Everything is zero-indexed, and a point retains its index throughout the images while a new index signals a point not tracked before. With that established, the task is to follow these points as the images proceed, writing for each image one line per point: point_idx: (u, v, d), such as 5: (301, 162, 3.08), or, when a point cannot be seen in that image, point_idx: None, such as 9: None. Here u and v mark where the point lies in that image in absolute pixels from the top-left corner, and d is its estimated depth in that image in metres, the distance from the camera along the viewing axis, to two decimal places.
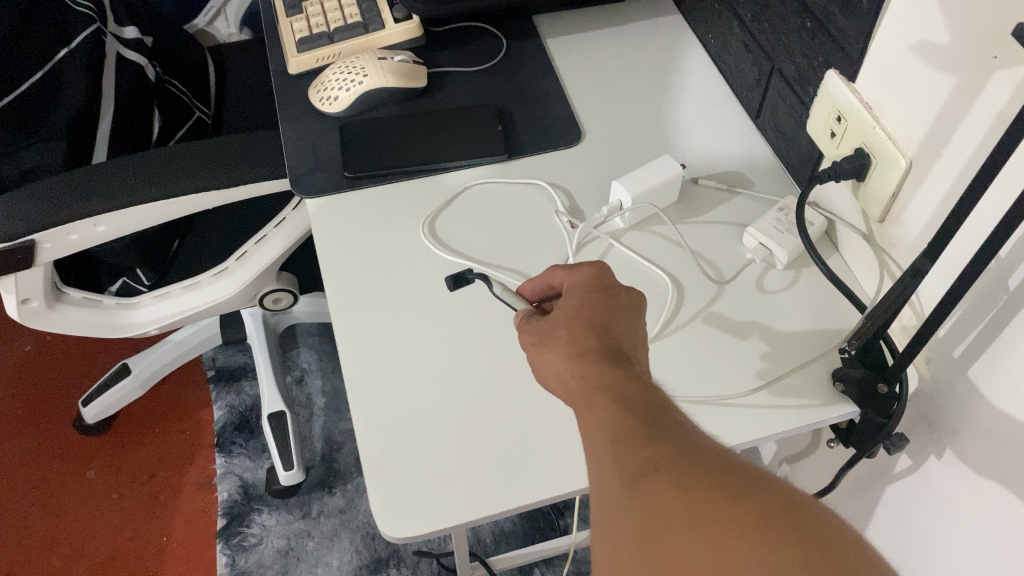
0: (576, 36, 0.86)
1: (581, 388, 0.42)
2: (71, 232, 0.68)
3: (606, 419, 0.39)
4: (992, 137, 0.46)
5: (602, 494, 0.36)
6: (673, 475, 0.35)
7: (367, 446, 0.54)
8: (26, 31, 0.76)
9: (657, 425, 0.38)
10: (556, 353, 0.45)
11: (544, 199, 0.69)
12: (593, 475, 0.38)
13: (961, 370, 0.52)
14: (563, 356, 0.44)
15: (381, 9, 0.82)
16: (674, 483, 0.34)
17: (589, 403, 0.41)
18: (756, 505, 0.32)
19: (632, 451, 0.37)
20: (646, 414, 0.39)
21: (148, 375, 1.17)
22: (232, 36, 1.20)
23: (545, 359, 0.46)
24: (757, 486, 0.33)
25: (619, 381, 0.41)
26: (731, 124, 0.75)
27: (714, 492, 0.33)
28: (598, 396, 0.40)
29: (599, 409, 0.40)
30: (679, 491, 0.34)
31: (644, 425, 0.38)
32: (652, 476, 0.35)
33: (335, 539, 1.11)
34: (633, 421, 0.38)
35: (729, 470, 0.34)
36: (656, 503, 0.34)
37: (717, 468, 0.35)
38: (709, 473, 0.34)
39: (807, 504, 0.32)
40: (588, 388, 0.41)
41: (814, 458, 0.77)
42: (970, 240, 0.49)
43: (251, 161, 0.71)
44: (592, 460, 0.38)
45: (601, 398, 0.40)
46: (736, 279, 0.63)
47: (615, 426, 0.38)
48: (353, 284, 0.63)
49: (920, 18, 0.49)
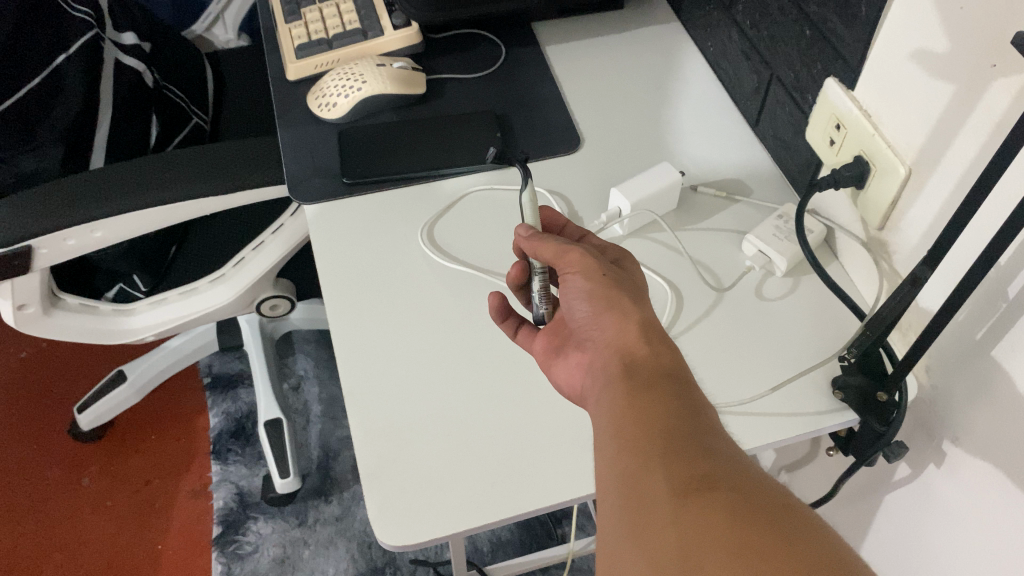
0: (575, 43, 0.86)
1: (647, 366, 0.43)
2: (69, 237, 0.68)
3: (664, 419, 0.39)
4: (990, 146, 0.46)
5: (639, 494, 0.36)
6: (722, 496, 0.34)
7: (364, 453, 0.54)
8: (23, 38, 0.75)
9: (708, 440, 0.38)
10: (633, 313, 0.46)
11: (543, 206, 0.69)
12: (629, 468, 0.37)
13: (961, 377, 0.52)
14: (638, 324, 0.45)
15: (380, 16, 0.82)
16: (723, 504, 0.34)
17: (648, 386, 0.41)
18: (806, 551, 0.31)
19: (682, 463, 0.36)
20: (703, 430, 0.38)
21: (144, 382, 1.16)
22: (231, 43, 1.20)
23: (603, 320, 0.46)
24: (806, 529, 0.32)
25: (683, 383, 0.42)
26: (731, 131, 0.75)
27: (765, 525, 0.32)
28: (662, 384, 0.41)
29: (656, 399, 0.40)
30: (727, 514, 0.33)
31: (696, 439, 0.38)
32: (698, 495, 0.34)
33: (332, 547, 1.10)
34: (684, 431, 0.38)
35: (776, 503, 0.34)
36: (697, 523, 0.33)
37: (765, 499, 0.34)
38: (760, 502, 0.34)
39: (847, 556, 0.31)
40: (659, 367, 0.42)
41: (814, 465, 0.77)
42: (968, 248, 0.49)
43: (250, 167, 0.71)
44: (629, 453, 0.38)
45: (662, 387, 0.41)
46: (735, 287, 0.63)
47: (665, 429, 0.38)
48: (351, 290, 0.63)
49: (918, 26, 0.49)
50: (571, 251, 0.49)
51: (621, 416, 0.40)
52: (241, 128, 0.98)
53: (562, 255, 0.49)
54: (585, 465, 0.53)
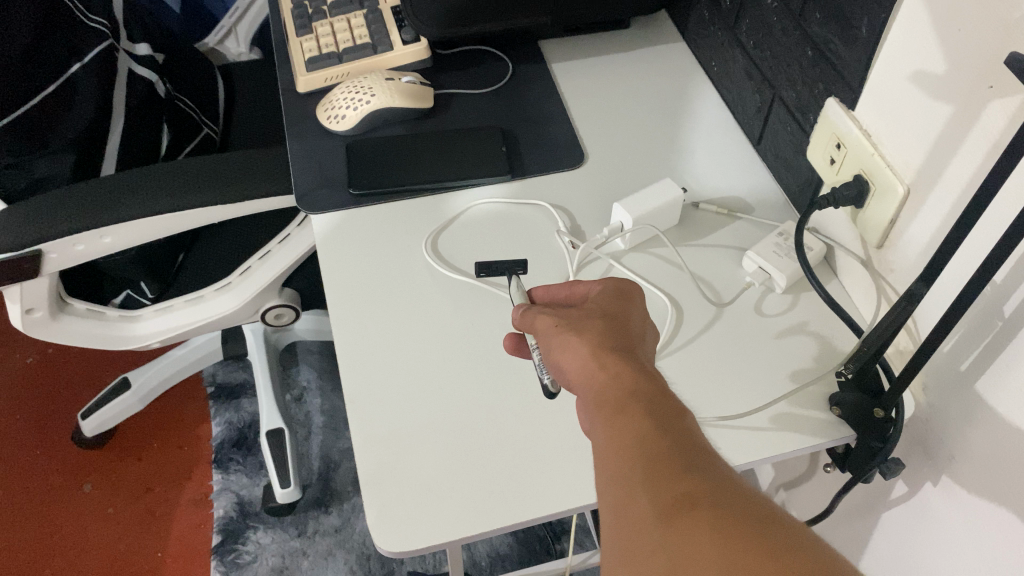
0: (581, 61, 0.87)
1: (614, 390, 0.41)
2: (77, 243, 0.69)
3: (641, 438, 0.38)
4: (986, 166, 0.47)
5: (629, 521, 0.35)
6: (711, 515, 0.33)
7: (364, 460, 0.54)
8: (42, 45, 0.77)
9: (690, 455, 0.37)
10: (580, 345, 0.44)
11: (546, 219, 0.70)
12: (617, 496, 0.37)
13: (957, 394, 0.53)
14: (592, 351, 0.43)
15: (390, 31, 0.83)
16: (713, 525, 0.33)
17: (618, 410, 0.40)
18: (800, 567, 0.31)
19: (665, 484, 0.35)
20: (683, 444, 0.38)
21: (148, 390, 1.17)
22: (241, 55, 1.18)
23: (565, 358, 0.45)
24: (799, 543, 0.32)
25: (652, 394, 0.40)
26: (733, 150, 0.76)
27: (756, 541, 0.32)
28: (632, 404, 0.40)
29: (629, 420, 0.39)
30: (717, 534, 0.33)
31: (676, 455, 0.37)
32: (687, 516, 0.34)
33: (330, 558, 1.10)
34: (664, 448, 0.37)
35: (765, 519, 0.33)
36: (687, 546, 0.33)
37: (753, 515, 0.34)
38: (748, 519, 0.33)
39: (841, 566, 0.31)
40: (625, 387, 0.41)
41: (812, 483, 0.77)
42: (963, 267, 0.50)
43: (258, 178, 0.72)
44: (616, 481, 0.37)
45: (633, 407, 0.39)
46: (735, 302, 0.63)
47: (645, 450, 0.37)
48: (355, 299, 0.64)
49: (917, 47, 0.50)
50: (535, 314, 0.48)
51: (604, 445, 0.39)
52: (250, 139, 0.99)
53: (527, 319, 0.49)
54: (584, 475, 0.53)
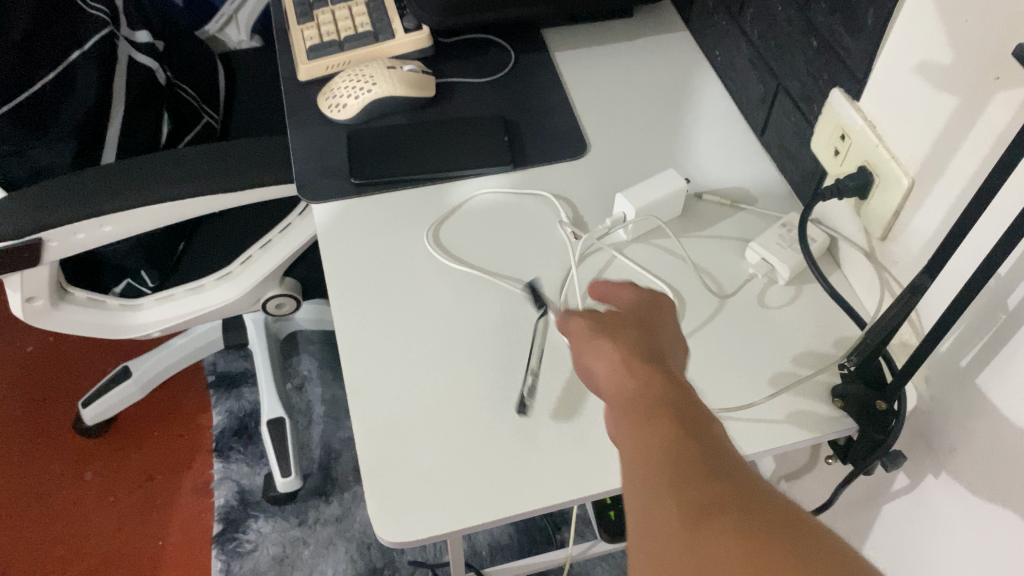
0: (584, 50, 0.87)
1: (641, 396, 0.41)
2: (78, 232, 0.69)
3: (668, 441, 0.37)
4: (991, 159, 0.46)
5: (651, 522, 0.34)
6: (733, 517, 0.33)
7: (365, 451, 0.54)
8: (41, 33, 0.76)
9: (715, 460, 0.36)
10: (610, 351, 0.44)
11: (548, 210, 0.70)
12: (640, 497, 0.36)
13: (959, 387, 0.53)
14: (623, 358, 0.43)
15: (392, 19, 0.83)
16: (735, 527, 0.32)
17: (646, 415, 0.39)
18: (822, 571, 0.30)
19: (688, 486, 0.35)
20: (709, 451, 0.37)
21: (148, 379, 1.17)
22: (242, 44, 1.20)
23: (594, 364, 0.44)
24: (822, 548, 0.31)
25: (679, 401, 0.40)
26: (736, 140, 0.76)
27: (780, 552, 0.31)
28: (658, 409, 0.39)
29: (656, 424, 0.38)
30: (738, 536, 0.32)
31: (701, 459, 0.36)
32: (708, 516, 0.33)
33: (331, 547, 1.11)
34: (689, 452, 0.37)
35: (787, 523, 0.32)
36: (707, 547, 0.32)
37: (775, 517, 0.33)
38: (771, 523, 0.32)
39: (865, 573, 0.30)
40: (652, 393, 0.41)
41: (813, 474, 0.77)
42: (968, 260, 0.50)
43: (259, 166, 0.72)
44: (639, 483, 0.36)
45: (660, 412, 0.39)
46: (737, 294, 0.63)
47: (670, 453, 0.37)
48: (357, 289, 0.63)
49: (923, 38, 0.50)
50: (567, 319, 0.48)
51: (629, 448, 0.39)
52: (251, 127, 0.99)
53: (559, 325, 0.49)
54: (585, 466, 0.53)
